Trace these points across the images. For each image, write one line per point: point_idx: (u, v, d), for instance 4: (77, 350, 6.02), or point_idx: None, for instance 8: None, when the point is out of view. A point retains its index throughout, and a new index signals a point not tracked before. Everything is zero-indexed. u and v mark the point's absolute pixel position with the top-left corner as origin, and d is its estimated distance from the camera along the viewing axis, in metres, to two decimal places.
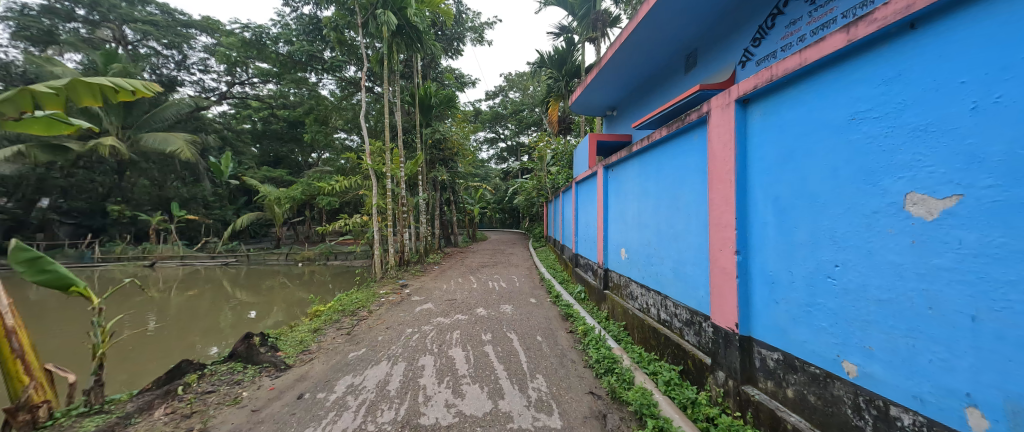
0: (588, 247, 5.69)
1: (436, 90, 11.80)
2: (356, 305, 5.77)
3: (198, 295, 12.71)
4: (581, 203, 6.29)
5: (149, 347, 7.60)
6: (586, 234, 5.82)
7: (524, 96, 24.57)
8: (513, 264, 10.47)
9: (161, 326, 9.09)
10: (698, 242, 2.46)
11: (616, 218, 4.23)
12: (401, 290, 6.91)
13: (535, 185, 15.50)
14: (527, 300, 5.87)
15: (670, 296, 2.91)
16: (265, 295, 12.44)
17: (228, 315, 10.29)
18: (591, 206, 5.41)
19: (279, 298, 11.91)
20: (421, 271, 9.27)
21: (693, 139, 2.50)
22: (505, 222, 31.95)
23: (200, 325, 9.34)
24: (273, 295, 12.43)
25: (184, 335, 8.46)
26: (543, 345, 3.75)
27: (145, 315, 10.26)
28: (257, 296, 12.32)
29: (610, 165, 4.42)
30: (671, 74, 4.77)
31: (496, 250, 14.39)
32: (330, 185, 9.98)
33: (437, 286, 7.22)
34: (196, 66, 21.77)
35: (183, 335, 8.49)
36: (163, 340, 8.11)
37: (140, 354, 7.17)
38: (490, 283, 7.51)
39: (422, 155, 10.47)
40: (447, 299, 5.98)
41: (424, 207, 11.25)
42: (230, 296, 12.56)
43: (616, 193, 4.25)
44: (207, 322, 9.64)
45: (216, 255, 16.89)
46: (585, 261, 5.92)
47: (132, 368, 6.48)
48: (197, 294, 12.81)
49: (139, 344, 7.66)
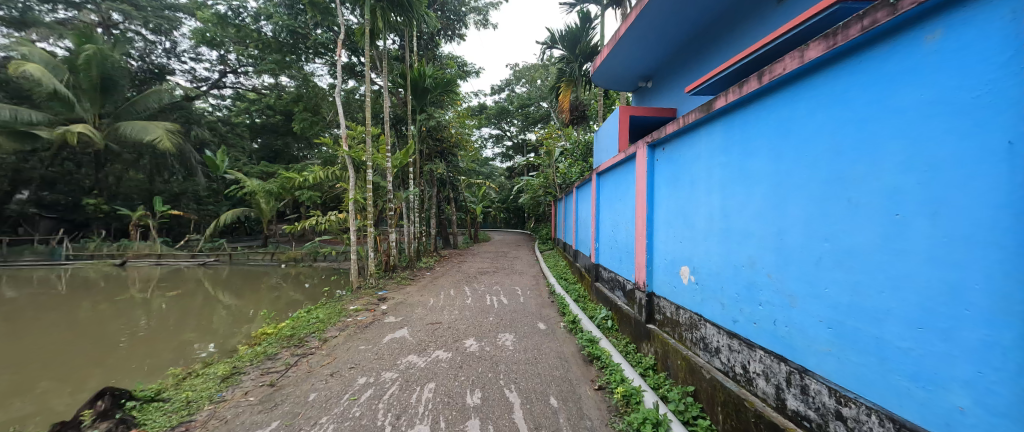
0: (616, 260, 4.30)
1: (432, 71, 10.28)
2: (309, 329, 4.42)
3: (181, 295, 11.65)
4: (605, 200, 4.93)
5: (142, 345, 6.71)
6: (613, 241, 4.43)
7: (530, 89, 23.19)
8: (517, 271, 9.09)
9: (153, 326, 8.22)
10: (944, 276, 1.06)
11: (671, 220, 2.82)
12: (377, 307, 5.56)
13: (543, 181, 14.07)
14: (534, 326, 4.48)
15: (816, 373, 1.50)
16: (251, 296, 11.27)
17: (215, 314, 9.27)
18: (624, 204, 4.00)
19: (281, 296, 10.90)
20: (409, 279, 7.96)
21: (931, 42, 1.10)
22: (509, 221, 30.59)
23: (193, 322, 8.42)
24: (266, 294, 11.38)
25: (178, 333, 7.50)
26: (561, 421, 2.34)
27: (132, 316, 9.31)
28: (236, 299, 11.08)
29: (662, 142, 3.00)
30: (754, 8, 3.39)
31: (499, 253, 13.01)
32: (304, 177, 8.72)
33: (423, 302, 5.84)
34: (187, 55, 20.84)
35: (172, 332, 7.57)
36: (147, 338, 7.19)
37: (120, 353, 6.29)
38: (488, 296, 6.13)
39: (414, 144, 9.17)
40: (430, 323, 4.59)
41: (415, 205, 9.94)
42: (213, 297, 11.44)
43: (670, 183, 2.85)
44: (196, 320, 8.68)
45: (197, 253, 15.66)
46: (611, 275, 4.51)
47: (107, 368, 5.58)
48: (179, 294, 11.71)
49: (133, 344, 6.81)
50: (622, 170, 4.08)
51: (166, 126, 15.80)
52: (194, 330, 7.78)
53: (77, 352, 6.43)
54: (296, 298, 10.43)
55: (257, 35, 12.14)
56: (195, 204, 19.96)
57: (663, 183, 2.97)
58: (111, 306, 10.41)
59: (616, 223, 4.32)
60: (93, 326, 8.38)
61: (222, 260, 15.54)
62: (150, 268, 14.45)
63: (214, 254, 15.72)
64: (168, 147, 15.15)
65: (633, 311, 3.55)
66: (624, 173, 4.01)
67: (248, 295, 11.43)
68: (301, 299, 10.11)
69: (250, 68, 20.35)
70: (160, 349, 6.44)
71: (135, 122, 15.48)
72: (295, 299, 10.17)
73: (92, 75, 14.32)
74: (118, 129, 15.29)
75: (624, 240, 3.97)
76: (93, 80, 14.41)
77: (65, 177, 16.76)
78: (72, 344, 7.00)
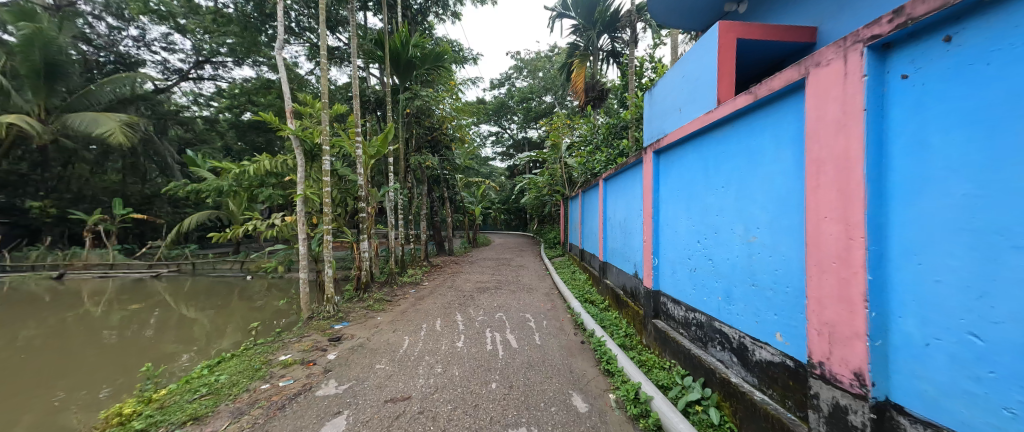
0: (709, 292, 2.50)
1: (420, 41, 8.44)
2: (179, 415, 2.61)
3: (132, 309, 9.90)
4: (673, 194, 3.10)
5: (121, 362, 5.66)
6: (702, 259, 2.62)
7: (533, 81, 21.37)
8: (525, 286, 7.24)
9: (123, 341, 7.01)
10: None
11: (1020, 226, 0.98)
12: (319, 358, 3.63)
13: (548, 179, 12.33)
14: (566, 407, 2.62)
15: None
16: (213, 310, 9.50)
17: (194, 330, 7.56)
18: (738, 194, 2.18)
19: (266, 306, 9.16)
20: (387, 300, 6.13)
21: None
22: (510, 223, 28.75)
23: (176, 334, 7.28)
24: (237, 306, 9.62)
25: (164, 345, 6.47)
26: None
27: (59, 336, 7.60)
28: (192, 313, 9.31)
29: (931, 28, 1.18)
30: None
31: (500, 261, 11.16)
32: (250, 168, 6.83)
33: (394, 347, 3.91)
34: (159, 44, 19.04)
35: (157, 355, 5.97)
36: (117, 357, 5.93)
37: (79, 386, 4.78)
38: (488, 334, 4.26)
39: (394, 125, 7.28)
40: (390, 401, 2.71)
41: (395, 204, 8.07)
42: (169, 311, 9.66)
43: (1004, 118, 1.01)
44: (173, 336, 7.13)
45: (155, 263, 13.74)
46: (696, 317, 2.68)
47: (42, 410, 4.04)
48: (130, 309, 9.99)
49: (112, 360, 5.78)
50: (732, 132, 2.24)
51: (122, 118, 13.88)
52: (183, 349, 6.15)
53: (39, 374, 5.36)
54: (268, 310, 8.76)
55: (214, 8, 10.29)
56: (169, 208, 18.18)
57: (953, 125, 1.13)
58: (43, 323, 8.72)
59: (709, 228, 2.51)
60: (21, 351, 6.65)
61: (184, 270, 13.60)
62: (101, 279, 12.59)
63: (172, 264, 13.77)
64: (122, 142, 13.26)
65: (790, 415, 1.73)
66: (739, 135, 2.17)
67: (207, 310, 9.64)
68: (275, 313, 8.30)
69: (228, 58, 18.55)
70: (121, 380, 4.82)
71: (86, 114, 13.63)
72: (268, 311, 8.54)
73: (33, 60, 12.54)
74: (65, 122, 13.41)
75: (741, 262, 2.15)
76: (35, 65, 12.59)
77: (18, 179, 14.88)
78: (20, 366, 5.81)
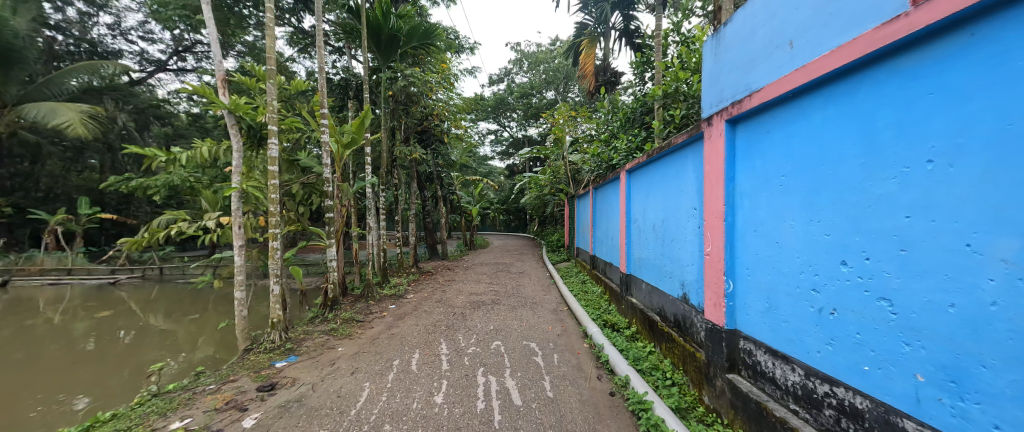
0: (884, 357, 1.35)
1: (407, 15, 7.26)
2: None
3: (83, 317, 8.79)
4: (771, 182, 1.96)
5: (109, 363, 5.13)
6: (854, 294, 1.47)
7: (535, 75, 20.17)
8: (528, 299, 6.09)
9: (99, 344, 6.33)
10: None
11: None
12: (228, 427, 2.44)
13: (551, 177, 11.24)
14: None
15: None
16: (177, 319, 8.43)
17: (176, 334, 6.81)
18: (990, 174, 1.05)
19: None
20: (360, 320, 5.00)
21: None
22: (509, 224, 27.64)
23: (158, 338, 6.57)
24: (202, 316, 8.44)
25: (152, 347, 5.87)
26: None
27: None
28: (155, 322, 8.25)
29: None
30: None
31: (499, 266, 10.04)
32: (193, 155, 5.63)
33: (343, 404, 2.72)
34: (137, 33, 17.74)
35: (58, 379, 4.60)
36: (93, 360, 5.31)
37: (53, 391, 4.22)
38: (481, 380, 3.07)
39: (372, 106, 6.09)
40: None
41: (374, 200, 6.92)
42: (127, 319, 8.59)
43: None
44: (154, 340, 6.41)
45: (118, 268, 12.49)
46: (840, 393, 1.53)
47: None
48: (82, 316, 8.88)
49: (90, 362, 5.19)
50: (969, 46, 1.10)
51: (84, 110, 12.61)
52: (165, 353, 5.45)
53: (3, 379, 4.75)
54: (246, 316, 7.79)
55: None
56: (147, 207, 17.02)
57: None
58: None
59: (876, 238, 1.38)
60: None
61: (150, 276, 12.34)
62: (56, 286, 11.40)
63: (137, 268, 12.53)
64: (84, 135, 11.97)
65: None
66: (1004, 47, 1.02)
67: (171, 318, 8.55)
68: None
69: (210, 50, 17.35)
70: (75, 392, 4.09)
71: (45, 104, 12.37)
72: None
73: None
74: (21, 113, 12.14)
75: (1010, 319, 1.01)
76: None
77: None
78: None
